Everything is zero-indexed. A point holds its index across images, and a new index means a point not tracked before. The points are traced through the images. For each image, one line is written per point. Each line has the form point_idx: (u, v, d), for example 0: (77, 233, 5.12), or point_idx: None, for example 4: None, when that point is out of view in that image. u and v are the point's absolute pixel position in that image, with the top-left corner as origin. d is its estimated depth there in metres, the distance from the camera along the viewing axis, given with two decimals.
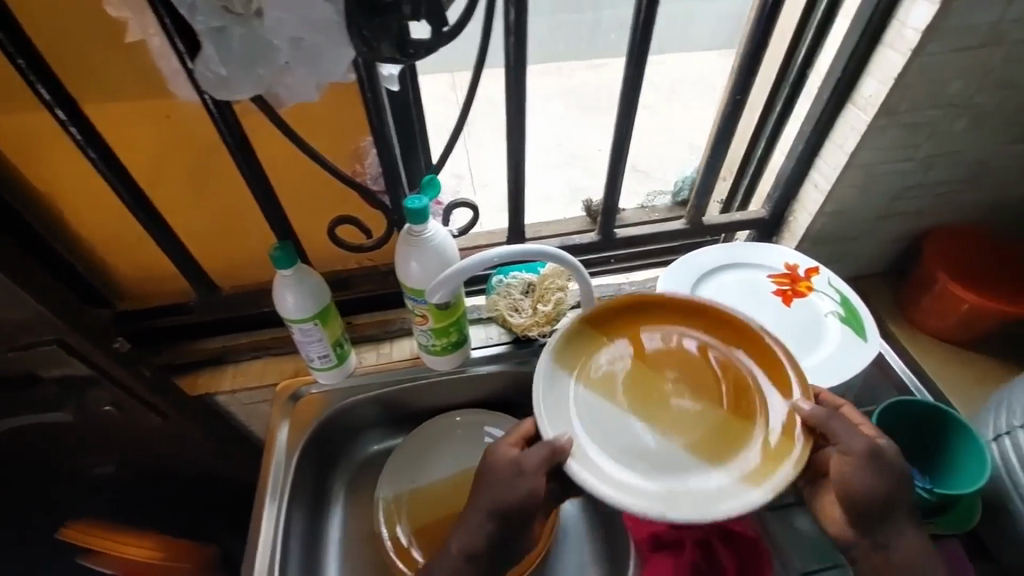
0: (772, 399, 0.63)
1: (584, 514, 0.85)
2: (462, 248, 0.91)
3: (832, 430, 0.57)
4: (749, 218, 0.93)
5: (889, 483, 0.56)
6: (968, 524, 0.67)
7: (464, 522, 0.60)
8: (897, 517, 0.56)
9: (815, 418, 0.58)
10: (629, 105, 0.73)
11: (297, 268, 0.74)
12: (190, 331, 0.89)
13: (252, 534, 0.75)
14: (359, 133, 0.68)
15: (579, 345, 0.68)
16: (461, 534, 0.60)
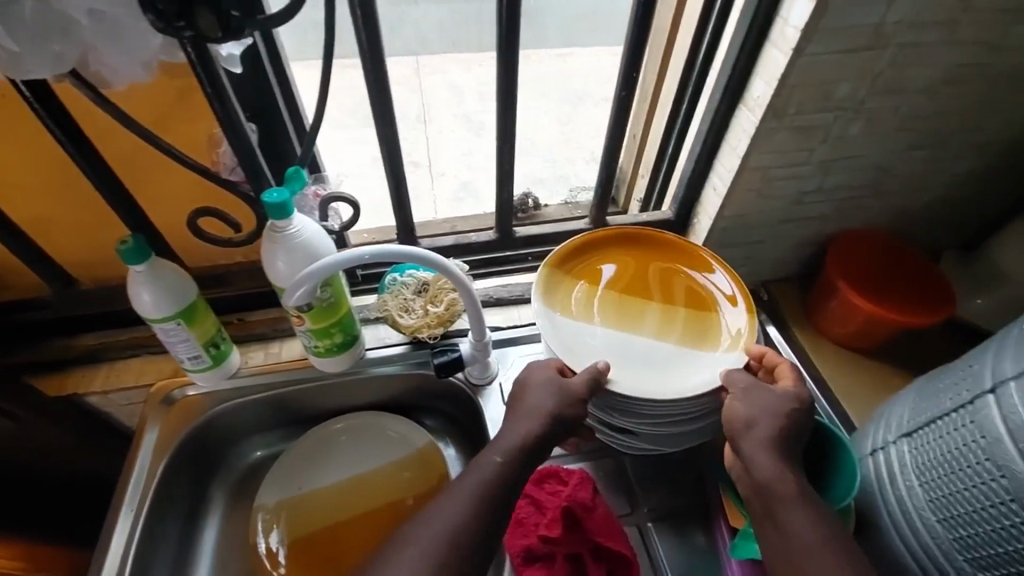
0: (719, 282, 0.76)
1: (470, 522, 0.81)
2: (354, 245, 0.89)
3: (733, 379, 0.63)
4: (656, 218, 0.91)
5: (766, 414, 0.58)
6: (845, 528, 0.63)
7: (512, 425, 0.62)
8: (759, 442, 0.57)
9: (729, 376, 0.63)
10: (509, 96, 0.70)
11: (151, 263, 0.69)
12: (60, 326, 0.84)
13: (100, 547, 0.70)
14: (208, 119, 0.65)
15: (554, 284, 0.75)
16: (513, 433, 0.61)
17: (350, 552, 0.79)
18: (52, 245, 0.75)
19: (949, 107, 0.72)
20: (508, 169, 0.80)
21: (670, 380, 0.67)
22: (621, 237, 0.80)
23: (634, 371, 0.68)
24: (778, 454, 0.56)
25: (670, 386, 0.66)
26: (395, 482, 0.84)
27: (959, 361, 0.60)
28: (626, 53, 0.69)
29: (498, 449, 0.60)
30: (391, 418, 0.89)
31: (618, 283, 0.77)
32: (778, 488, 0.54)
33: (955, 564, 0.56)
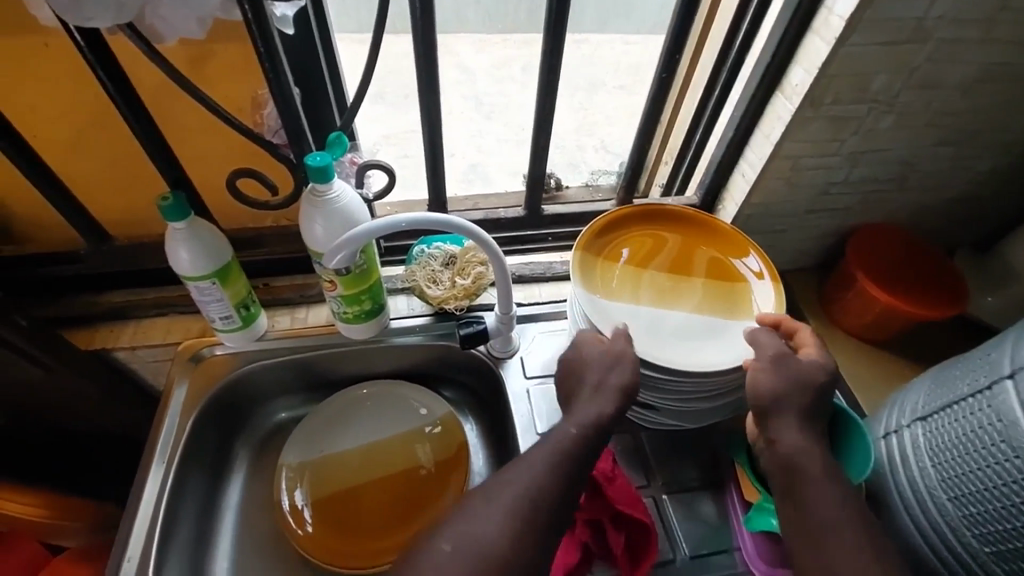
0: (746, 259, 0.78)
1: None
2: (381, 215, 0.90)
3: (758, 343, 0.64)
4: (681, 203, 0.93)
5: (794, 388, 0.60)
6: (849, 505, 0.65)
7: (575, 410, 0.63)
8: (787, 418, 0.59)
9: (756, 339, 0.65)
10: (551, 77, 0.74)
11: (191, 222, 0.70)
12: (90, 281, 0.85)
13: (132, 499, 0.72)
14: (255, 81, 0.65)
15: (585, 266, 0.76)
16: (577, 414, 0.62)
17: (373, 512, 0.81)
18: (90, 201, 0.76)
19: (979, 105, 0.73)
20: (543, 146, 0.83)
21: (710, 350, 0.70)
22: (639, 215, 0.82)
23: (680, 347, 0.70)
24: (805, 427, 0.59)
25: (714, 355, 0.69)
26: (416, 449, 0.87)
27: (976, 351, 0.62)
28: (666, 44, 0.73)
29: (572, 421, 0.62)
30: (412, 387, 0.91)
31: (644, 263, 0.79)
32: (804, 460, 0.57)
33: (963, 540, 0.59)
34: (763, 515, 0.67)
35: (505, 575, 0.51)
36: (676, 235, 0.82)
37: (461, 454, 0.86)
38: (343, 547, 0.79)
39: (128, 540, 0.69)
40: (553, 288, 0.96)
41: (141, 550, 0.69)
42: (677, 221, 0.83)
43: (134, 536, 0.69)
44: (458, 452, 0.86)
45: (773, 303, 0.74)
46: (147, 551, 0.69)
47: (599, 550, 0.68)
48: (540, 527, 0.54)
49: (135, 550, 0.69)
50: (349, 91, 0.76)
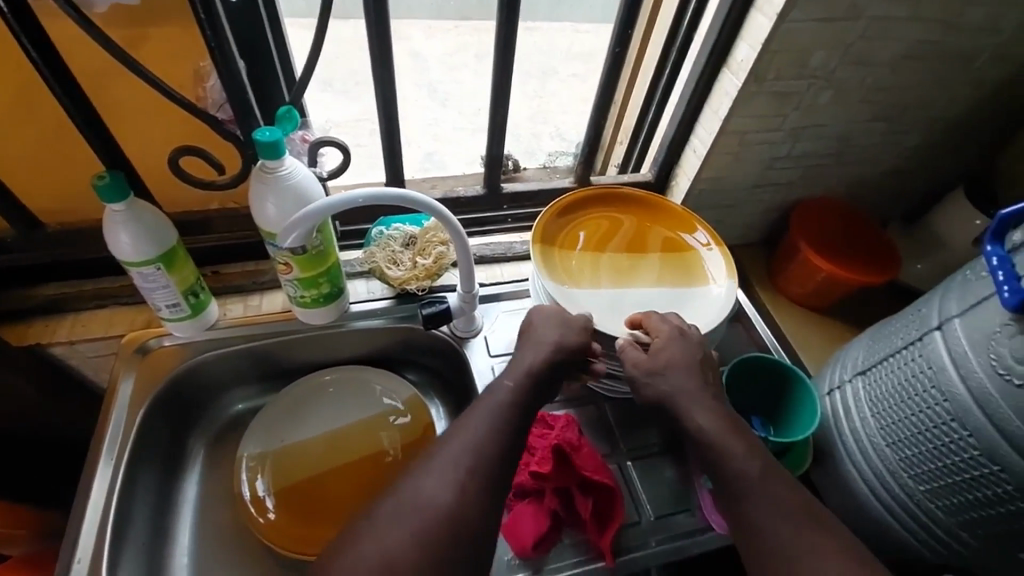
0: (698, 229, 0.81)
1: None
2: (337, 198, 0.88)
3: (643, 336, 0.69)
4: (636, 180, 0.95)
5: (671, 364, 0.65)
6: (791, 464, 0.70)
7: (516, 362, 0.65)
8: (693, 398, 0.62)
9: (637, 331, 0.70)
10: (506, 57, 0.74)
11: (131, 203, 0.66)
12: (19, 273, 0.79)
13: (79, 498, 0.67)
14: (196, 53, 0.62)
15: (547, 254, 0.76)
16: (517, 367, 0.64)
17: (338, 498, 0.80)
18: (15, 185, 0.70)
19: (907, 82, 0.78)
20: (501, 124, 0.83)
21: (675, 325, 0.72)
22: (593, 197, 0.84)
23: None
24: (711, 404, 0.62)
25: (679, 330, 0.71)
26: (381, 432, 0.85)
27: (908, 308, 0.67)
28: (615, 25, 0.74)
29: (508, 376, 0.64)
30: (375, 371, 0.90)
31: (602, 245, 0.80)
32: (722, 437, 0.59)
33: (901, 481, 0.64)
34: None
35: (452, 531, 0.52)
36: (628, 218, 0.83)
37: (427, 434, 0.86)
38: (310, 535, 0.77)
39: (77, 540, 0.65)
40: (513, 267, 0.96)
41: (92, 549, 0.65)
42: (628, 202, 0.85)
43: (84, 534, 0.65)
44: (424, 433, 0.86)
45: (724, 272, 0.77)
46: (98, 550, 0.65)
47: (569, 517, 0.69)
48: (486, 483, 0.55)
49: (85, 550, 0.64)
50: (298, 69, 0.74)
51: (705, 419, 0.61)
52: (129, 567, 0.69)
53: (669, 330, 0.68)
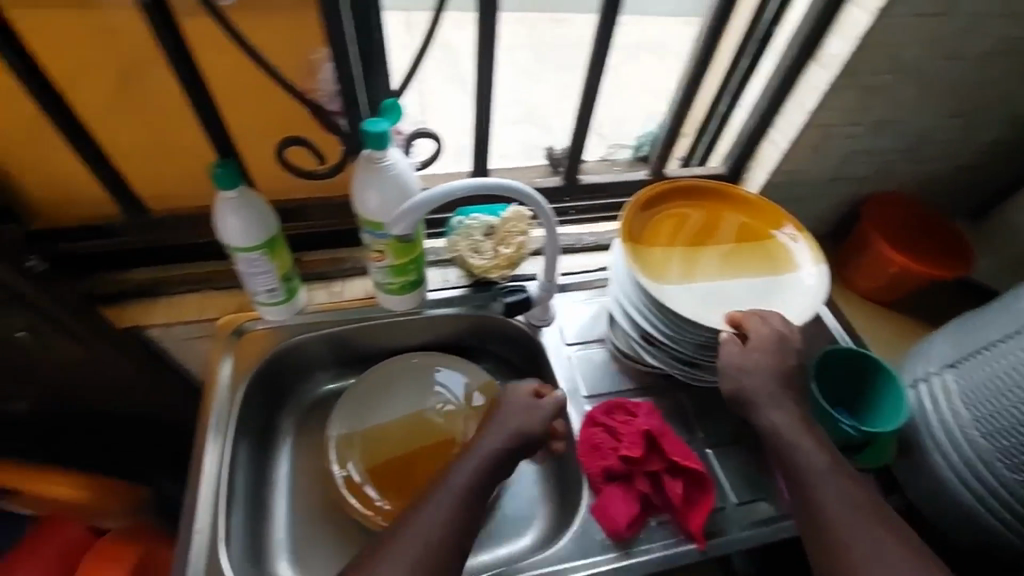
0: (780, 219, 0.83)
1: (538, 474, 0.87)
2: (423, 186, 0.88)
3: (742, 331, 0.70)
4: (710, 173, 0.95)
5: (764, 372, 0.67)
6: (871, 455, 0.72)
7: (474, 447, 0.65)
8: (773, 400, 0.66)
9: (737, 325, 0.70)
10: (600, 50, 0.75)
11: (242, 191, 0.68)
12: (118, 258, 0.82)
13: (194, 471, 0.72)
14: (313, 44, 0.63)
15: (635, 251, 0.78)
16: (473, 451, 0.64)
17: (422, 478, 0.82)
18: (127, 171, 0.72)
19: (994, 78, 0.78)
20: (586, 117, 0.84)
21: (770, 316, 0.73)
22: (672, 190, 0.85)
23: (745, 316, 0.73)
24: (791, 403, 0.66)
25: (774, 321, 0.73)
26: (460, 418, 0.88)
27: (998, 303, 0.68)
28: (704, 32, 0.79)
29: (466, 460, 0.63)
30: (431, 356, 0.91)
31: (685, 241, 0.82)
32: (796, 436, 0.63)
33: (996, 472, 0.65)
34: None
35: None
36: (697, 209, 0.85)
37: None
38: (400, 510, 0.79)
39: (197, 508, 0.70)
40: (584, 258, 0.98)
41: (209, 517, 0.69)
42: (694, 194, 0.86)
43: (202, 504, 0.70)
44: (501, 419, 0.88)
45: (809, 255, 0.78)
46: (214, 521, 0.69)
47: (659, 501, 0.72)
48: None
49: (205, 519, 0.69)
50: (396, 60, 0.75)
51: (781, 417, 0.64)
52: (238, 538, 0.73)
53: (771, 336, 0.68)
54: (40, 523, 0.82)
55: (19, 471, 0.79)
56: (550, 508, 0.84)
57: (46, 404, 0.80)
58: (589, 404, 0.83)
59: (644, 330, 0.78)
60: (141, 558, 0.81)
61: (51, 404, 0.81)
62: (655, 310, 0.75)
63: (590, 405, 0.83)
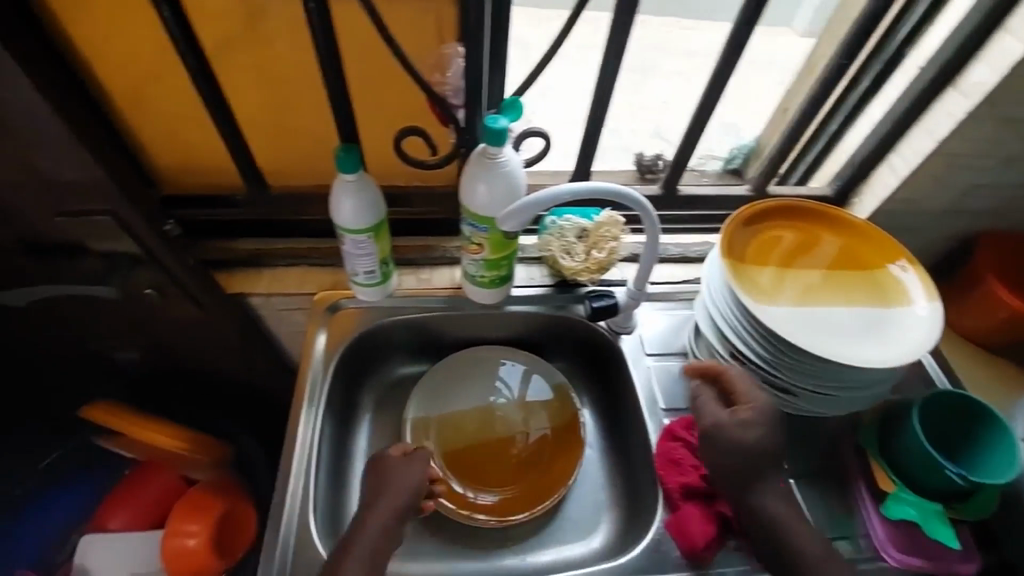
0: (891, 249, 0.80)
1: (604, 479, 0.87)
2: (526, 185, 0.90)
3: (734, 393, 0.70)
4: (815, 194, 0.92)
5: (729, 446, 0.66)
6: (973, 507, 0.70)
7: (376, 506, 0.66)
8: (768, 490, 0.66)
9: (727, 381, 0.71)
10: (728, 59, 0.75)
11: (360, 175, 0.71)
12: (230, 227, 0.86)
13: (289, 437, 0.77)
14: (446, 38, 0.66)
15: (738, 269, 0.77)
16: (377, 510, 0.66)
17: (494, 469, 0.85)
18: (255, 143, 0.77)
19: None
20: (699, 126, 0.83)
21: (880, 347, 0.72)
22: (774, 210, 0.84)
23: (853, 346, 0.72)
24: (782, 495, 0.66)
25: (884, 353, 0.71)
26: (531, 415, 0.89)
27: None
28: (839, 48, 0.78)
29: (363, 521, 0.65)
30: (492, 350, 0.92)
31: (787, 264, 0.80)
32: (780, 526, 0.64)
33: None
34: (902, 506, 0.71)
35: None
36: (796, 233, 0.83)
37: (576, 423, 0.88)
38: (474, 496, 0.83)
39: (290, 474, 0.75)
40: (672, 270, 0.97)
41: (300, 485, 0.74)
42: (793, 215, 0.85)
43: (295, 470, 0.75)
44: (573, 422, 0.88)
45: (921, 292, 0.76)
46: (305, 489, 0.74)
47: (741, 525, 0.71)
48: None
49: (297, 486, 0.74)
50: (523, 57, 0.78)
51: (767, 505, 0.65)
52: (323, 506, 0.77)
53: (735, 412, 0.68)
54: (141, 468, 0.86)
55: (132, 419, 0.83)
56: (615, 513, 0.84)
57: (152, 356, 0.86)
58: (668, 418, 0.81)
59: (736, 350, 0.76)
60: (224, 511, 0.86)
61: (156, 357, 0.87)
62: (754, 329, 0.73)
63: (669, 419, 0.82)
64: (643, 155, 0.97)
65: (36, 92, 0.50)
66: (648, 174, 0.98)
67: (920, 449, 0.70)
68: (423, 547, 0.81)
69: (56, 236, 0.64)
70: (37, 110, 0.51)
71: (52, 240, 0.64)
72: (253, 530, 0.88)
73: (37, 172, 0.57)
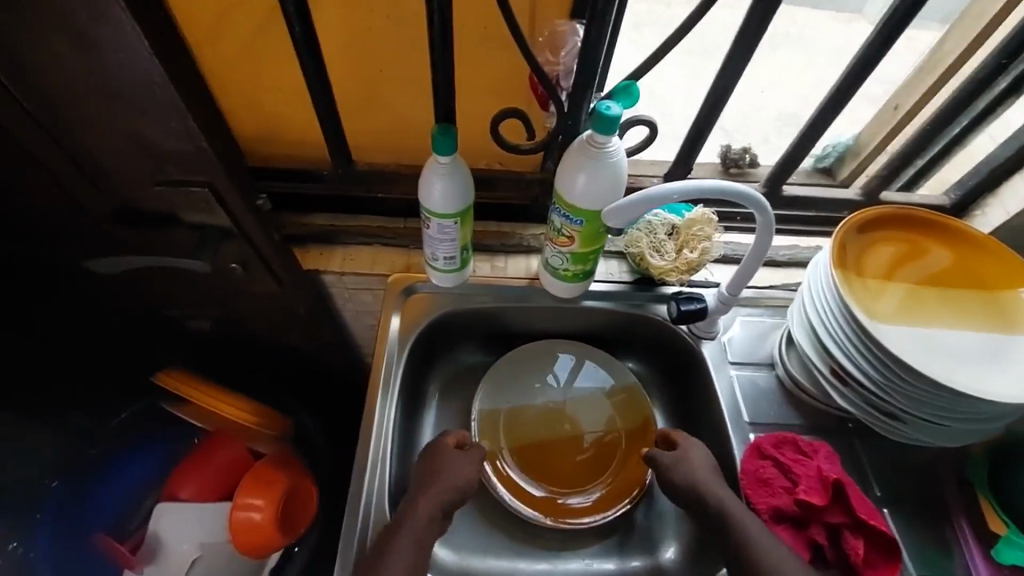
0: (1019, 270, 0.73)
1: None
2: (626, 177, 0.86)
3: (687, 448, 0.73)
4: (929, 202, 0.85)
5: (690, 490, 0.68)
6: None
7: (430, 490, 0.65)
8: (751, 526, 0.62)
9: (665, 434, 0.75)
10: (870, 58, 0.68)
11: (454, 158, 0.67)
12: (310, 201, 0.85)
13: (365, 422, 0.75)
14: (563, 15, 0.61)
15: (848, 281, 0.72)
16: (434, 492, 0.64)
17: (567, 470, 0.82)
18: (345, 116, 0.74)
19: None
20: (821, 122, 0.76)
21: (1007, 378, 0.66)
22: (888, 218, 0.77)
23: (976, 375, 0.66)
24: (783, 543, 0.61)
25: (1012, 386, 0.65)
26: (600, 416, 0.85)
27: None
28: (995, 46, 0.71)
29: (423, 499, 0.64)
30: (557, 345, 0.88)
31: (899, 278, 0.74)
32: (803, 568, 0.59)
33: None
34: (1015, 550, 0.67)
35: None
36: (898, 244, 0.77)
37: (646, 429, 0.84)
38: (549, 496, 0.80)
39: (365, 464, 0.73)
40: (764, 273, 0.92)
41: (375, 478, 0.73)
42: (908, 225, 0.78)
43: (370, 457, 0.73)
44: (643, 427, 0.84)
45: None
46: (380, 479, 0.73)
47: (837, 557, 0.66)
48: None
49: (372, 478, 0.73)
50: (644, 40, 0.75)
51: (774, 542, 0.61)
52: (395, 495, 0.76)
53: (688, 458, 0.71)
54: (208, 439, 0.86)
55: (205, 389, 0.83)
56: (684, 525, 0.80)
57: (224, 326, 0.85)
58: (754, 434, 0.77)
59: (839, 366, 0.71)
60: (288, 487, 0.85)
61: (228, 328, 0.86)
62: (867, 351, 0.68)
63: (755, 435, 0.78)
64: (729, 148, 0.91)
65: (156, 61, 0.47)
66: (733, 168, 0.91)
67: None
68: (495, 545, 0.79)
69: (151, 205, 0.62)
70: (156, 81, 0.49)
71: (146, 208, 0.62)
72: (315, 505, 0.87)
73: (145, 142, 0.54)
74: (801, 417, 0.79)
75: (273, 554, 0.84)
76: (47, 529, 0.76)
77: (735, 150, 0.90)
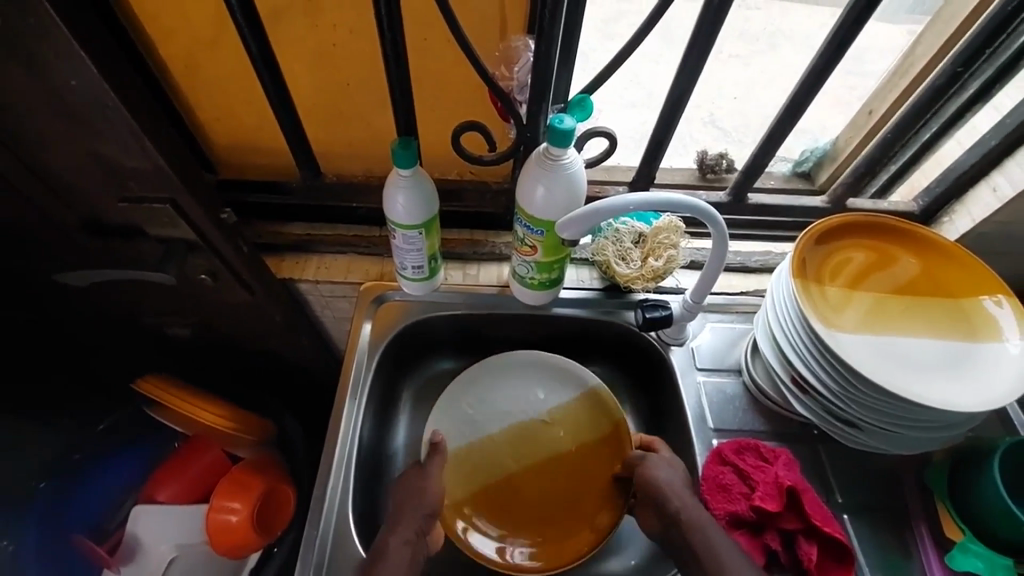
0: (989, 281, 0.73)
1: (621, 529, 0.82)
2: (594, 184, 0.87)
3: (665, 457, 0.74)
4: (898, 208, 0.85)
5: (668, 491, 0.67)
6: None
7: (397, 529, 0.63)
8: (708, 534, 0.62)
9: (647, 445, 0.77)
10: (825, 64, 0.68)
11: (416, 171, 0.68)
12: (285, 210, 0.87)
13: (333, 425, 0.77)
14: (515, 33, 0.63)
15: (807, 290, 0.72)
16: (395, 534, 0.62)
17: (536, 498, 0.81)
18: (314, 130, 0.76)
19: None
20: (782, 132, 0.77)
21: (965, 390, 0.66)
22: (858, 226, 0.78)
23: (933, 384, 0.66)
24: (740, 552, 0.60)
25: (969, 396, 0.65)
26: (571, 429, 0.84)
27: None
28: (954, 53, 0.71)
29: (398, 534, 0.62)
30: (524, 354, 0.87)
31: (862, 287, 0.75)
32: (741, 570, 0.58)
33: None
34: (969, 557, 0.68)
35: None
36: (867, 253, 0.77)
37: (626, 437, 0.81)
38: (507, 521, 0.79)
39: (330, 470, 0.75)
40: (736, 279, 0.93)
41: (339, 480, 0.75)
42: (877, 233, 0.78)
43: (336, 460, 0.75)
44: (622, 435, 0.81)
45: (1015, 327, 0.70)
46: (345, 481, 0.74)
47: (789, 561, 0.67)
48: None
49: (336, 482, 0.74)
50: (605, 51, 0.76)
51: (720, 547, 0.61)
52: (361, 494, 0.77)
53: (671, 467, 0.71)
54: (188, 445, 0.90)
55: (177, 394, 0.84)
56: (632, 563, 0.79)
57: (201, 335, 0.87)
58: (717, 440, 0.78)
59: (798, 374, 0.72)
60: (264, 490, 0.87)
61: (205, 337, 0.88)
62: (825, 362, 0.68)
63: (718, 441, 0.78)
64: (706, 153, 0.91)
65: (107, 85, 0.49)
66: (710, 174, 0.92)
67: (1002, 505, 0.65)
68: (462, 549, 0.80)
69: (118, 219, 0.64)
70: (107, 103, 0.51)
71: (115, 223, 0.65)
72: (292, 508, 0.89)
73: (104, 158, 0.57)
74: (765, 424, 0.80)
75: (254, 553, 0.87)
76: (34, 533, 0.79)
77: (711, 157, 0.90)
